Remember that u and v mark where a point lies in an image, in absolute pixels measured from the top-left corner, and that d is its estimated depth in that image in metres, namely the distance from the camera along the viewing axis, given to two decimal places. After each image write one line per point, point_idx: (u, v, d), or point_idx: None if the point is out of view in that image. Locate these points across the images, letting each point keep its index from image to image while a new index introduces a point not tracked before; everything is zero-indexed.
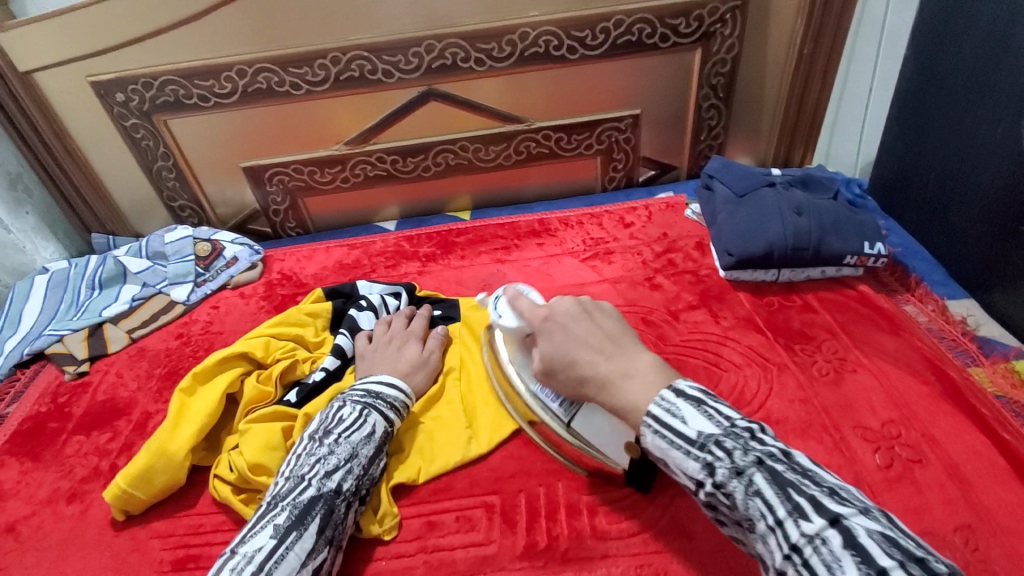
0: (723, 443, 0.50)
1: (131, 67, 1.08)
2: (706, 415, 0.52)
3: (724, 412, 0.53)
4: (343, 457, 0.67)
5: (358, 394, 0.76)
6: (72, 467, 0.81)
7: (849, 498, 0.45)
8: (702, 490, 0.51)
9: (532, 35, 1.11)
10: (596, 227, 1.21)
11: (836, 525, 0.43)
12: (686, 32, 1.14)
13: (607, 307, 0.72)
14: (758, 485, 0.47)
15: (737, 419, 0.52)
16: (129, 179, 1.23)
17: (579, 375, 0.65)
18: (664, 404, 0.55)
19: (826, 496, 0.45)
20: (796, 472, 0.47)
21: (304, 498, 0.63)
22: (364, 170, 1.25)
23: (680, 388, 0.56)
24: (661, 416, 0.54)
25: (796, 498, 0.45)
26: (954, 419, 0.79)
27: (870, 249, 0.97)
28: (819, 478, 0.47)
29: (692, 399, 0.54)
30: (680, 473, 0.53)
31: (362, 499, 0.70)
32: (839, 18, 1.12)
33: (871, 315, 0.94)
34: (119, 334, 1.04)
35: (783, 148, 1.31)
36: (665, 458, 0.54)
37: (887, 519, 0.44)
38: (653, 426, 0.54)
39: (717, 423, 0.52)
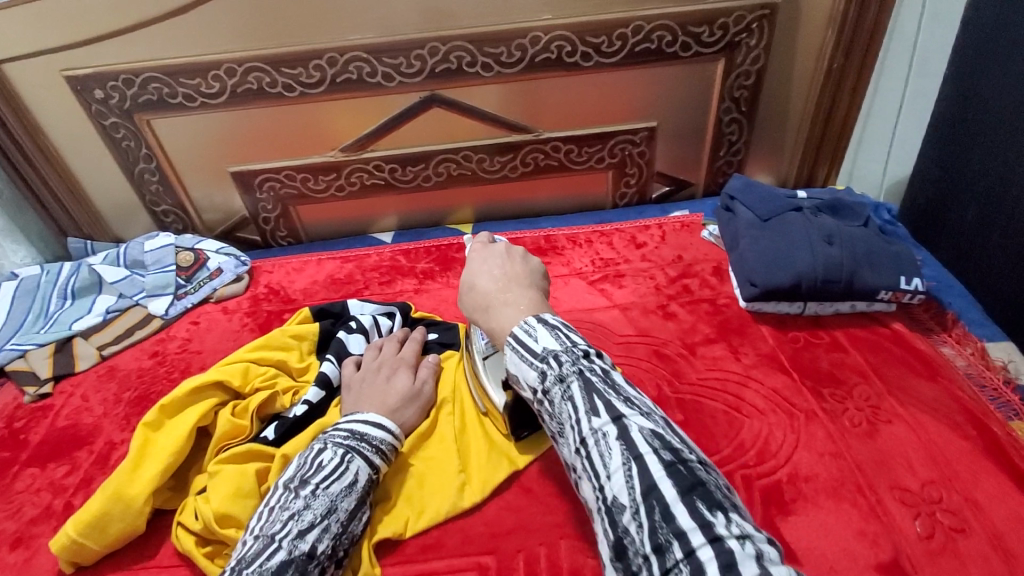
0: (559, 357, 0.57)
1: (114, 63, 1.00)
2: (554, 336, 0.59)
3: (572, 337, 0.59)
4: (320, 513, 0.61)
5: (341, 435, 0.68)
6: (20, 506, 0.74)
7: (641, 405, 0.53)
8: (535, 395, 0.58)
9: (544, 40, 1.03)
10: (605, 246, 1.13)
11: (616, 422, 0.51)
12: (709, 41, 1.06)
13: (534, 258, 0.76)
14: (573, 390, 0.54)
15: (581, 343, 0.58)
16: (109, 181, 1.15)
17: (474, 300, 0.70)
18: (524, 326, 0.61)
19: (620, 401, 0.53)
20: (608, 383, 0.54)
21: (272, 564, 0.56)
22: (361, 178, 1.17)
23: (541, 316, 0.62)
24: (519, 337, 0.60)
25: (596, 402, 0.53)
26: (1003, 483, 0.71)
27: (908, 285, 0.89)
28: (624, 390, 0.54)
29: (547, 324, 0.60)
30: (523, 382, 0.60)
31: (339, 562, 0.63)
32: (873, 31, 1.04)
33: (906, 357, 0.86)
34: (89, 351, 0.97)
35: (807, 167, 1.23)
36: (516, 373, 0.61)
37: (664, 423, 0.52)
38: (510, 344, 0.61)
39: (561, 343, 0.58)
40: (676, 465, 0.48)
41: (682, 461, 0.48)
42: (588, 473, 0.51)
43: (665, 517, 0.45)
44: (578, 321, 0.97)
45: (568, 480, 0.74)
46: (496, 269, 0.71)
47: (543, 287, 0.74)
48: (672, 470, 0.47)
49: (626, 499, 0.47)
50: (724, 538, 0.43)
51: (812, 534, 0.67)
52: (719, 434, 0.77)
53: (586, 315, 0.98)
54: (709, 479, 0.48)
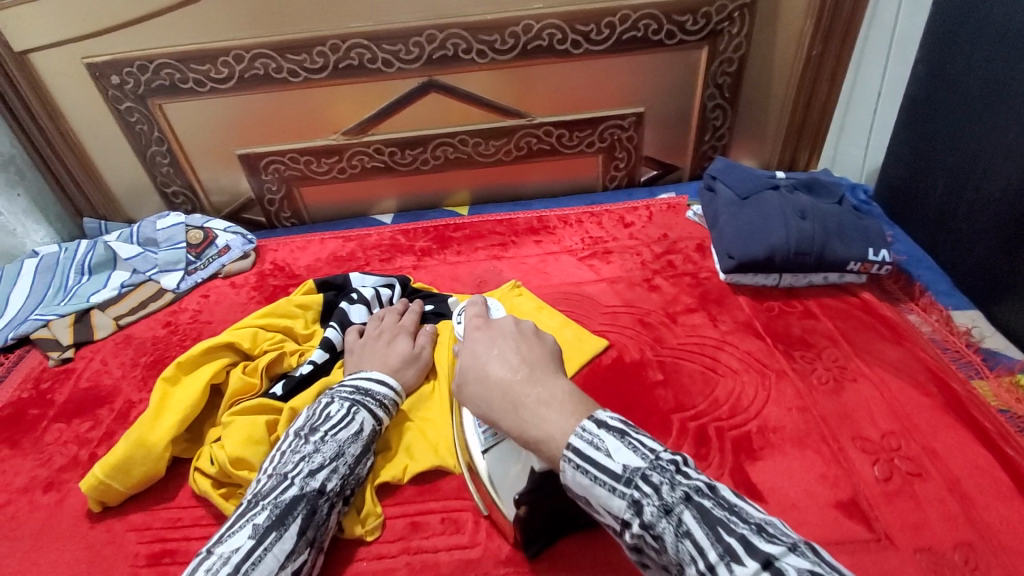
0: (649, 478, 0.48)
1: (129, 50, 1.06)
2: (629, 447, 0.50)
3: (648, 445, 0.51)
4: (329, 456, 0.66)
5: (347, 390, 0.74)
6: (50, 455, 0.80)
7: (776, 533, 0.44)
8: (629, 530, 0.48)
9: (535, 28, 1.08)
10: (595, 225, 1.19)
11: (768, 568, 0.40)
12: (693, 29, 1.12)
13: (549, 335, 0.67)
14: (687, 524, 0.45)
15: (661, 452, 0.50)
16: (122, 164, 1.21)
17: (489, 392, 0.59)
18: (586, 436, 0.51)
19: (754, 535, 0.43)
20: (724, 508, 0.45)
21: (286, 498, 0.61)
22: (362, 161, 1.23)
23: (600, 419, 0.53)
24: (583, 450, 0.51)
25: (725, 540, 0.43)
26: (956, 433, 0.77)
27: (875, 256, 0.95)
28: (747, 513, 0.45)
29: (614, 430, 0.52)
30: (604, 511, 0.50)
31: (345, 500, 0.69)
32: (848, 21, 1.10)
33: (874, 324, 0.92)
34: (106, 320, 1.02)
35: (789, 152, 1.29)
36: (589, 498, 0.50)
37: (815, 553, 0.42)
38: (573, 463, 0.51)
39: (642, 456, 0.50)
40: None
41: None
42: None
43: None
44: (567, 293, 1.03)
45: None
46: (512, 355, 0.61)
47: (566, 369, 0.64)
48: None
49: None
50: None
51: (778, 477, 0.72)
52: (695, 391, 0.83)
53: (574, 288, 1.04)
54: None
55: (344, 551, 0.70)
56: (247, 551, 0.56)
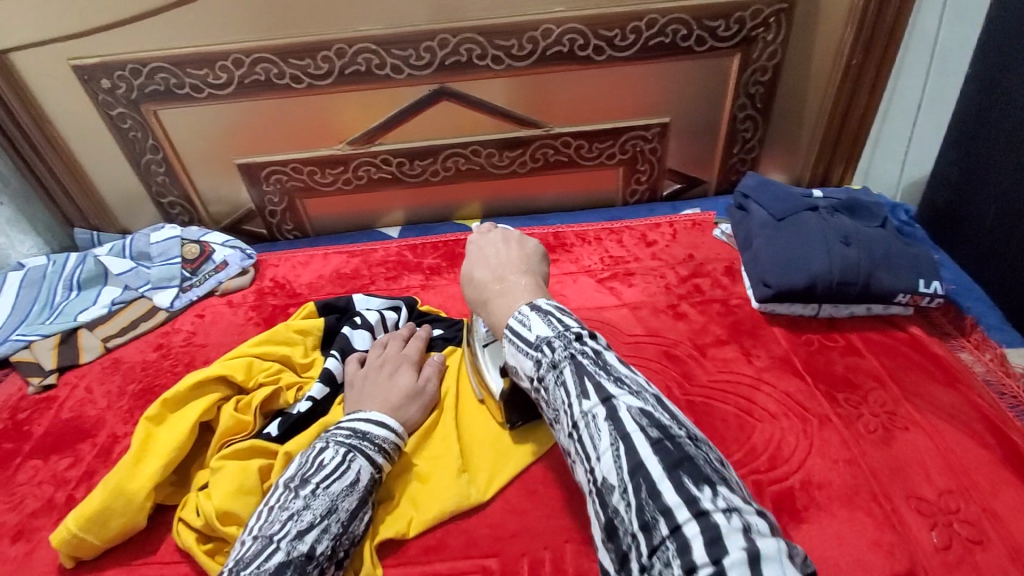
0: (552, 343, 0.56)
1: (120, 53, 0.99)
2: (546, 322, 0.59)
3: (563, 321, 0.59)
4: (320, 513, 0.60)
5: (342, 433, 0.67)
6: (23, 499, 0.74)
7: (630, 383, 0.51)
8: (533, 384, 0.58)
9: (555, 33, 1.01)
10: (615, 244, 1.11)
11: (605, 403, 0.49)
12: (725, 35, 1.04)
13: (531, 241, 0.77)
14: (565, 375, 0.53)
15: (574, 326, 0.58)
16: (115, 172, 1.15)
17: (473, 289, 0.72)
18: (519, 317, 0.62)
19: (609, 381, 0.51)
20: (597, 364, 0.53)
21: (270, 565, 0.55)
22: (368, 172, 1.16)
23: (535, 304, 0.62)
24: (513, 329, 0.61)
25: (584, 383, 0.51)
26: (1022, 494, 0.69)
27: (926, 288, 0.87)
28: (616, 370, 0.53)
29: (541, 311, 0.61)
30: (520, 371, 0.60)
31: (339, 563, 0.62)
32: (894, 28, 1.02)
33: (923, 363, 0.84)
34: (93, 342, 0.96)
35: (823, 167, 1.20)
36: (514, 363, 0.61)
37: (657, 401, 0.51)
38: (508, 337, 0.62)
39: (554, 328, 0.58)
40: (663, 442, 0.46)
41: (669, 436, 0.46)
42: (581, 456, 0.50)
43: (652, 495, 0.43)
44: (587, 320, 0.95)
45: (573, 483, 0.73)
46: (493, 258, 0.73)
47: (544, 272, 0.75)
48: (658, 447, 0.46)
49: (615, 479, 0.46)
50: (709, 512, 0.41)
51: (824, 543, 0.65)
52: (729, 437, 0.75)
53: (594, 314, 0.96)
54: (698, 454, 0.46)
55: None
56: None
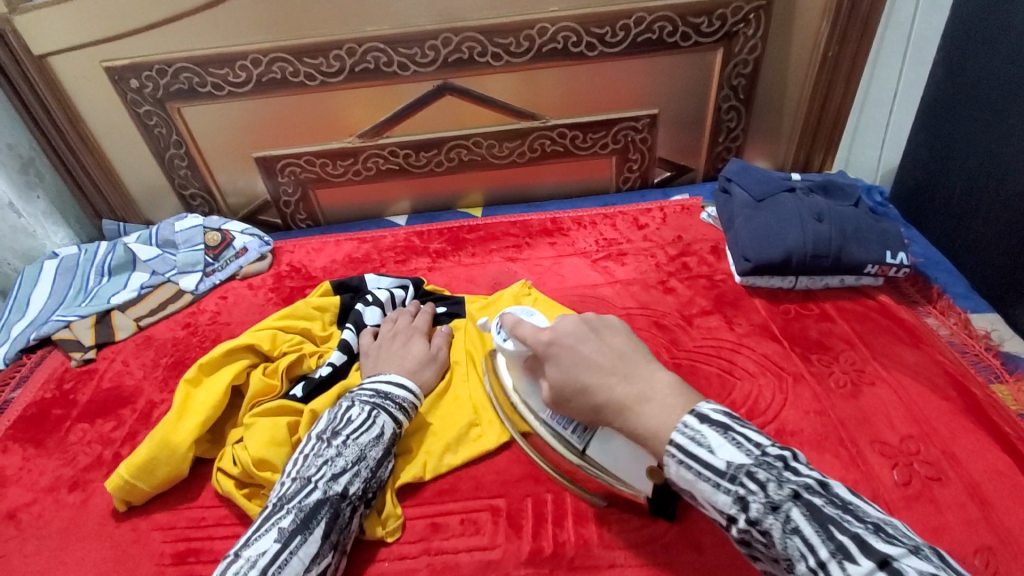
0: (755, 473, 0.48)
1: (148, 54, 1.07)
2: (734, 443, 0.50)
3: (753, 440, 0.50)
4: (351, 460, 0.67)
5: (367, 393, 0.74)
6: (75, 455, 0.82)
7: (894, 534, 0.44)
8: (737, 526, 0.49)
9: (551, 31, 1.09)
10: (609, 227, 1.19)
11: (885, 567, 0.41)
12: (708, 31, 1.11)
13: (609, 315, 0.67)
14: (796, 521, 0.45)
15: (767, 446, 0.50)
16: (141, 167, 1.23)
17: (595, 401, 0.59)
18: (687, 431, 0.52)
19: (870, 535, 0.43)
20: (835, 506, 0.46)
21: (310, 501, 0.63)
22: (377, 163, 1.23)
23: (699, 411, 0.53)
24: (685, 446, 0.51)
25: (837, 536, 0.44)
26: (977, 437, 0.76)
27: (893, 259, 0.94)
28: (859, 512, 0.46)
29: (717, 424, 0.52)
30: (708, 505, 0.51)
31: (368, 503, 0.70)
32: (865, 22, 1.09)
33: (890, 326, 0.91)
34: (126, 322, 1.04)
35: (803, 153, 1.28)
36: (689, 489, 0.51)
37: (938, 557, 0.42)
38: (676, 456, 0.52)
39: (746, 452, 0.50)
40: None
41: None
42: None
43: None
44: (582, 296, 1.03)
45: None
46: (597, 351, 0.61)
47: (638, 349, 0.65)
48: None
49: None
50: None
51: None
52: (711, 394, 0.83)
53: (589, 290, 1.04)
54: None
55: (367, 552, 0.70)
56: (272, 555, 0.57)
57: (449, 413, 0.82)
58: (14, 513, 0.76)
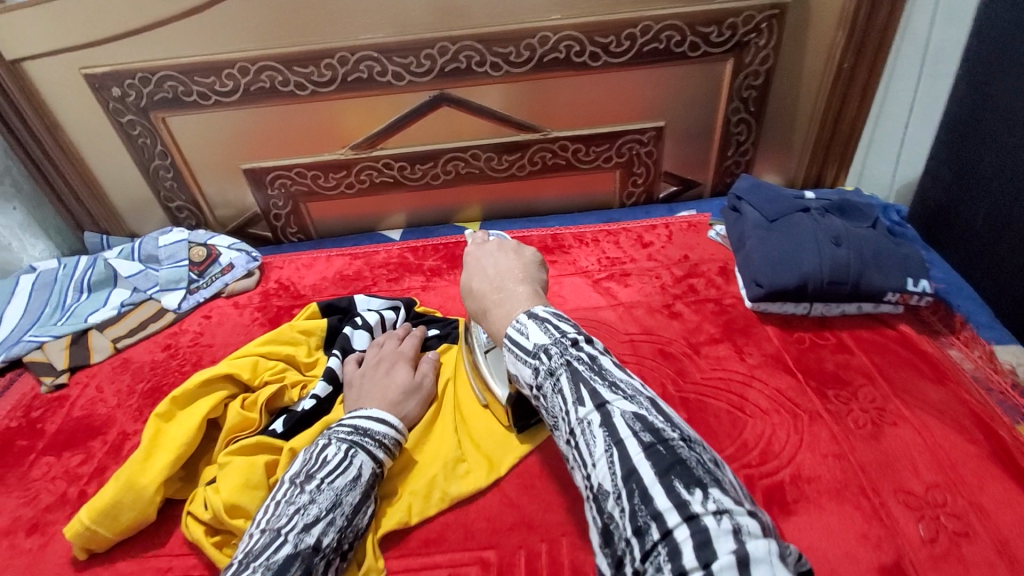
0: (549, 350, 0.54)
1: (130, 61, 1.02)
2: (545, 329, 0.57)
3: (562, 326, 0.56)
4: (325, 507, 0.61)
5: (345, 430, 0.69)
6: (37, 493, 0.77)
7: (625, 387, 0.50)
8: (533, 391, 0.57)
9: (552, 40, 1.03)
10: (612, 245, 1.14)
11: (600, 409, 0.48)
12: (718, 41, 1.06)
13: (529, 250, 0.75)
14: (561, 383, 0.52)
15: (570, 331, 0.56)
16: (124, 178, 1.18)
17: (473, 302, 0.69)
18: (518, 324, 0.59)
19: (605, 388, 0.50)
20: (593, 370, 0.52)
21: (279, 557, 0.56)
22: (370, 176, 1.18)
23: (530, 311, 0.60)
24: (512, 337, 0.59)
25: (582, 391, 0.50)
26: (1008, 487, 0.70)
27: (915, 287, 0.89)
28: (612, 374, 0.52)
29: (540, 319, 0.58)
30: (521, 379, 0.58)
31: (343, 555, 0.64)
32: (884, 31, 1.04)
33: (913, 360, 0.86)
34: (103, 343, 0.99)
35: (815, 168, 1.23)
36: (514, 371, 0.59)
37: (653, 404, 0.49)
38: (508, 346, 0.59)
39: (551, 334, 0.56)
40: (657, 446, 0.44)
41: (662, 441, 0.45)
42: (578, 462, 0.49)
43: (644, 500, 0.42)
44: (584, 320, 0.98)
45: (571, 479, 0.75)
46: (489, 267, 0.70)
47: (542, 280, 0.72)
48: (651, 451, 0.44)
49: (609, 485, 0.45)
50: (700, 514, 0.40)
51: (813, 534, 0.67)
52: (721, 433, 0.77)
53: (591, 314, 0.99)
54: (691, 457, 0.44)
55: None
56: None
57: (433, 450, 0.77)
58: None
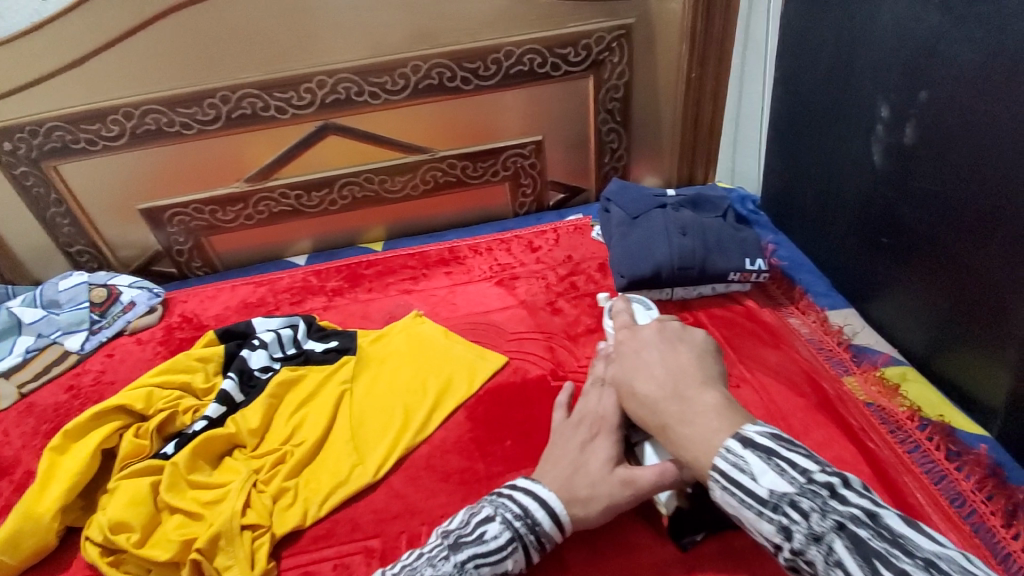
0: (800, 505, 0.48)
1: (17, 116, 1.05)
2: (777, 471, 0.50)
3: (798, 465, 0.50)
4: None
5: (512, 511, 0.63)
6: None
7: (947, 568, 0.42)
8: (782, 553, 0.49)
9: (424, 68, 1.12)
10: (504, 252, 1.22)
11: None
12: (576, 61, 1.17)
13: (697, 334, 0.69)
14: (839, 554, 0.45)
15: (815, 473, 0.50)
16: (24, 228, 1.19)
17: (641, 408, 0.63)
18: (730, 457, 0.52)
19: (920, 571, 0.42)
20: (883, 539, 0.45)
21: None
22: (268, 207, 1.23)
23: (746, 434, 0.53)
24: (728, 473, 0.52)
25: (884, 573, 0.43)
26: (827, 429, 0.81)
27: (752, 266, 1.00)
28: (913, 545, 0.44)
29: (761, 450, 0.51)
30: (756, 532, 0.51)
31: None
32: (721, 44, 1.18)
33: (755, 329, 0.97)
34: (8, 390, 1.02)
35: (686, 167, 1.36)
36: (737, 516, 0.52)
37: None
38: (720, 482, 0.52)
39: (791, 480, 0.50)
40: None
41: None
42: None
43: None
44: (475, 322, 1.06)
45: (452, 467, 0.81)
46: (656, 365, 0.64)
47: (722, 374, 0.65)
48: None
49: None
50: None
51: None
52: None
53: (481, 317, 1.07)
54: None
55: None
56: None
57: (315, 447, 0.83)
58: None
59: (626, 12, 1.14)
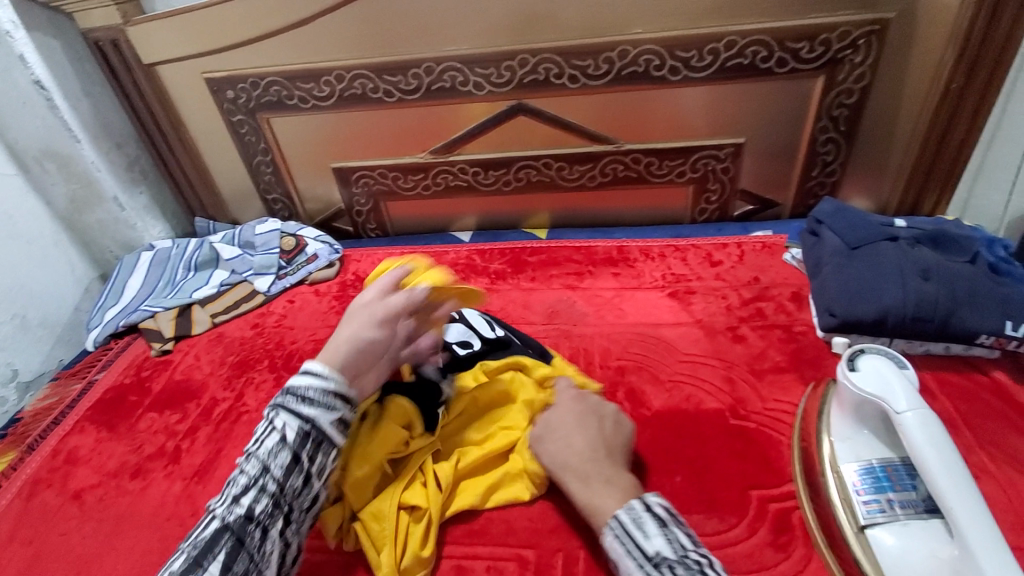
0: (674, 567, 0.53)
1: (243, 68, 1.14)
2: (667, 538, 0.56)
3: (683, 540, 0.56)
4: (251, 476, 0.59)
5: (296, 394, 0.63)
6: (141, 443, 0.92)
7: None
8: None
9: (632, 53, 1.04)
10: (679, 262, 1.12)
11: None
12: (808, 57, 1.02)
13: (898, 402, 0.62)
14: None
15: (694, 550, 0.55)
16: (232, 172, 1.32)
17: (558, 456, 0.69)
18: (632, 513, 0.59)
19: None
20: None
21: (206, 534, 0.57)
22: (446, 180, 1.24)
23: (648, 502, 0.60)
24: (626, 525, 0.58)
25: None
26: None
27: (1013, 331, 0.81)
28: None
29: (658, 517, 0.58)
30: None
31: (291, 518, 0.61)
32: (1000, 51, 0.95)
33: (1005, 411, 0.79)
34: (204, 317, 1.13)
35: (911, 195, 1.14)
36: (618, 563, 0.57)
37: None
38: (615, 530, 0.58)
39: (674, 548, 0.55)
40: None
41: None
42: None
43: None
44: (643, 333, 0.98)
45: None
46: (588, 429, 0.70)
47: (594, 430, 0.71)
48: None
49: None
50: None
51: None
52: (777, 463, 0.75)
53: (650, 329, 0.99)
54: None
55: None
56: (190, 556, 0.55)
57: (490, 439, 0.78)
58: (81, 493, 0.86)
59: (886, 5, 0.96)
